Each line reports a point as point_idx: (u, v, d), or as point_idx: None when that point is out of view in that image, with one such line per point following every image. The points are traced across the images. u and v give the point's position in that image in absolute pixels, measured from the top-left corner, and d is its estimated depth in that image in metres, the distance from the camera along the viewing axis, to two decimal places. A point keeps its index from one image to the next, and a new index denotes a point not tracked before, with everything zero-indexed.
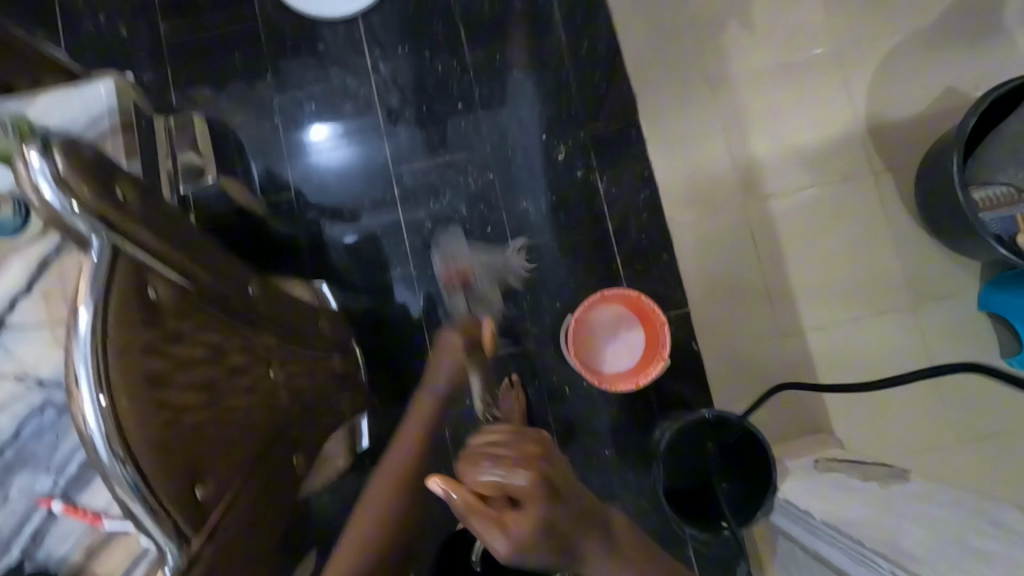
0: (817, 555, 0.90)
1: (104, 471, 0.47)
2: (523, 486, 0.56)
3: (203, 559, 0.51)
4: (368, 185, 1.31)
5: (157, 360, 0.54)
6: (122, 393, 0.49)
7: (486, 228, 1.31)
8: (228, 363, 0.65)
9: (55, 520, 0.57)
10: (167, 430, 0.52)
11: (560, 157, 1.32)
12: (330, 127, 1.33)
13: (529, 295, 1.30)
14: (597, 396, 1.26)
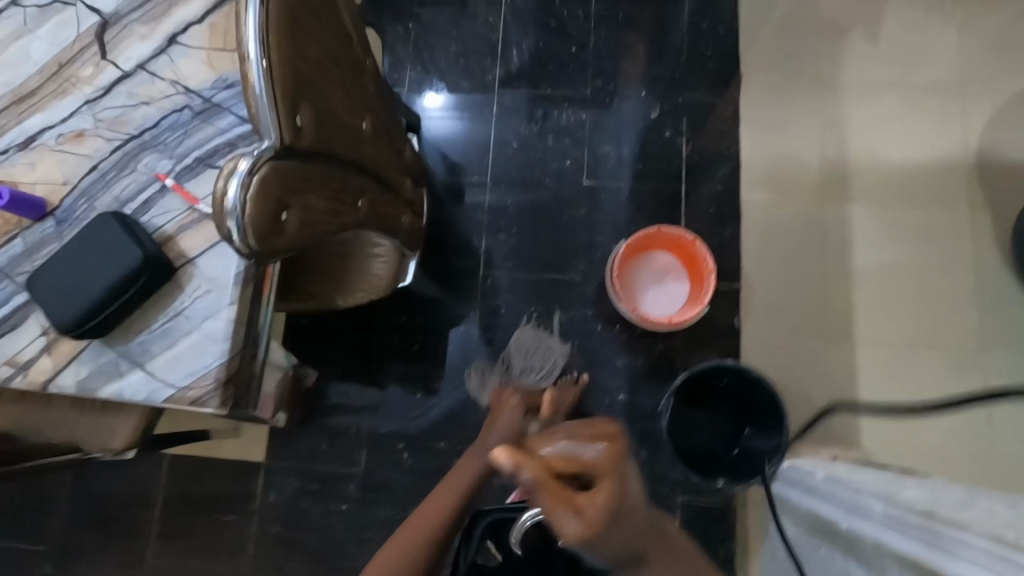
0: (810, 517, 0.87)
1: (245, 59, 0.51)
2: (598, 459, 0.49)
3: (278, 185, 0.53)
4: (466, 154, 1.40)
5: (311, 22, 0.59)
6: (282, 14, 0.54)
7: (565, 161, 1.38)
8: (355, 92, 0.68)
9: (164, 194, 0.68)
10: (302, 76, 0.56)
11: (653, 115, 1.38)
12: (444, 98, 1.43)
13: (587, 231, 1.34)
14: (625, 341, 1.28)
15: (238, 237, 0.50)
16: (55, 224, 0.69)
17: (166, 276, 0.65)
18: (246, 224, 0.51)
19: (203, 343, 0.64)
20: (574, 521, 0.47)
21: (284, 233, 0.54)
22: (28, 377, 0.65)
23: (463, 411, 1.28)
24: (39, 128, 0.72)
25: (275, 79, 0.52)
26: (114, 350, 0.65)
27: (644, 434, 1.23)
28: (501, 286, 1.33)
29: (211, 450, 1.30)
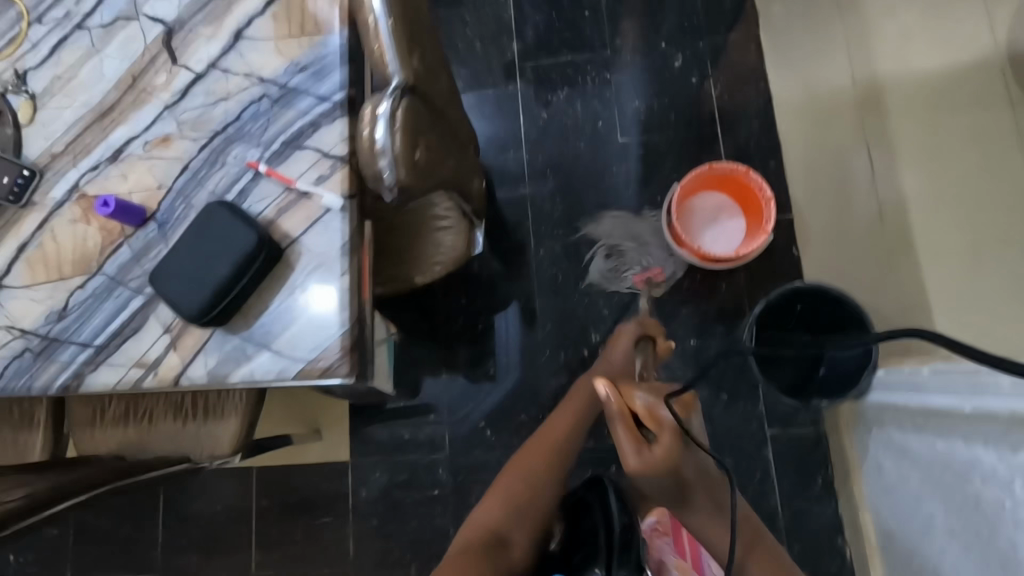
0: (923, 412, 0.88)
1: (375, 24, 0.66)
2: (668, 418, 0.62)
3: (406, 124, 0.65)
4: (493, 141, 1.40)
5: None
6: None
7: (597, 123, 1.39)
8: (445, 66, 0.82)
9: (259, 181, 0.70)
10: (415, 38, 0.70)
11: (676, 64, 1.39)
12: None
13: (631, 188, 1.35)
14: (688, 288, 1.29)
15: (389, 168, 0.63)
16: (157, 227, 0.71)
17: (278, 256, 0.66)
18: (395, 160, 0.64)
19: (323, 315, 0.66)
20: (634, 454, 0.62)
21: (417, 165, 0.66)
22: (160, 375, 0.67)
23: (538, 381, 1.29)
24: (125, 140, 0.74)
25: (393, 40, 0.66)
26: (238, 337, 0.67)
27: (723, 374, 1.24)
28: (553, 255, 1.34)
29: (298, 457, 1.32)
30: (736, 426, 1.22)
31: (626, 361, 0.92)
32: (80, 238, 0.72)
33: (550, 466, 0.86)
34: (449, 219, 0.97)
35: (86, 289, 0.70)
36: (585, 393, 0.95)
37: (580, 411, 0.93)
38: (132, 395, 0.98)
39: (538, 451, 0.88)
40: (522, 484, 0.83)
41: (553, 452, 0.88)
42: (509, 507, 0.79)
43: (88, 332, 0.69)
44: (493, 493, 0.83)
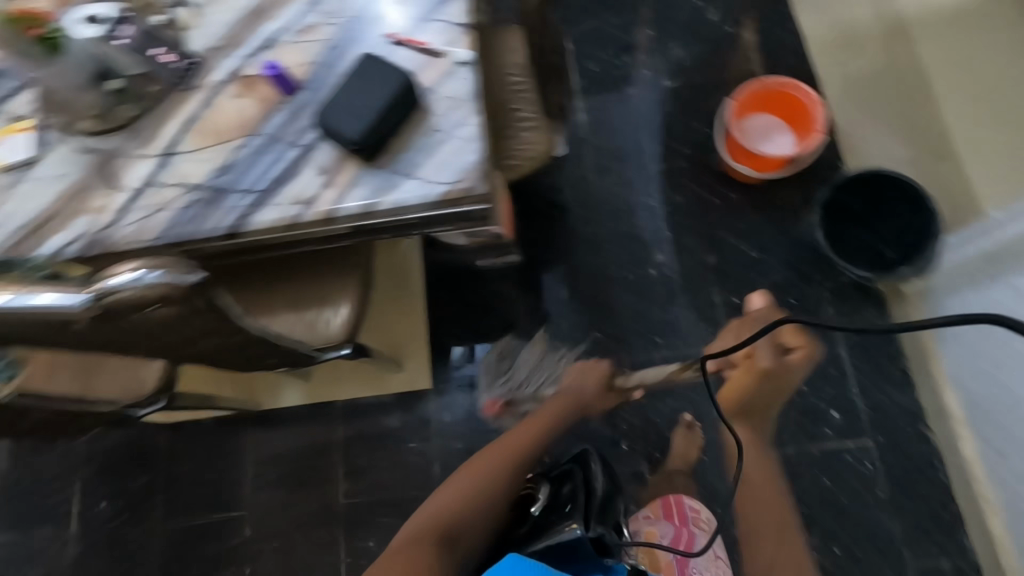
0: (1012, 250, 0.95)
1: None
2: None
3: None
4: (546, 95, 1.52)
5: None
6: None
7: (644, 70, 1.51)
8: None
9: (396, 47, 0.81)
10: None
11: (711, 18, 1.54)
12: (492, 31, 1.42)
13: (680, 123, 1.46)
14: (743, 205, 1.36)
15: None
16: (305, 92, 0.81)
17: (417, 102, 0.77)
18: None
19: (460, 147, 0.75)
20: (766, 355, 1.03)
21: None
22: (318, 209, 0.76)
23: (609, 302, 1.36)
24: (276, 31, 0.86)
25: None
26: (384, 170, 0.76)
27: (787, 281, 1.29)
28: (612, 187, 1.43)
29: (382, 387, 1.37)
30: (806, 325, 1.26)
31: (599, 390, 1.19)
32: (240, 107, 0.83)
33: (523, 445, 1.05)
34: (532, 118, 1.06)
35: (246, 146, 0.81)
36: (568, 399, 1.16)
37: (554, 420, 1.11)
38: (247, 299, 1.03)
39: (505, 452, 1.03)
40: (479, 475, 0.98)
41: (526, 449, 1.04)
42: (471, 502, 0.93)
43: (251, 180, 0.79)
44: (473, 467, 0.99)
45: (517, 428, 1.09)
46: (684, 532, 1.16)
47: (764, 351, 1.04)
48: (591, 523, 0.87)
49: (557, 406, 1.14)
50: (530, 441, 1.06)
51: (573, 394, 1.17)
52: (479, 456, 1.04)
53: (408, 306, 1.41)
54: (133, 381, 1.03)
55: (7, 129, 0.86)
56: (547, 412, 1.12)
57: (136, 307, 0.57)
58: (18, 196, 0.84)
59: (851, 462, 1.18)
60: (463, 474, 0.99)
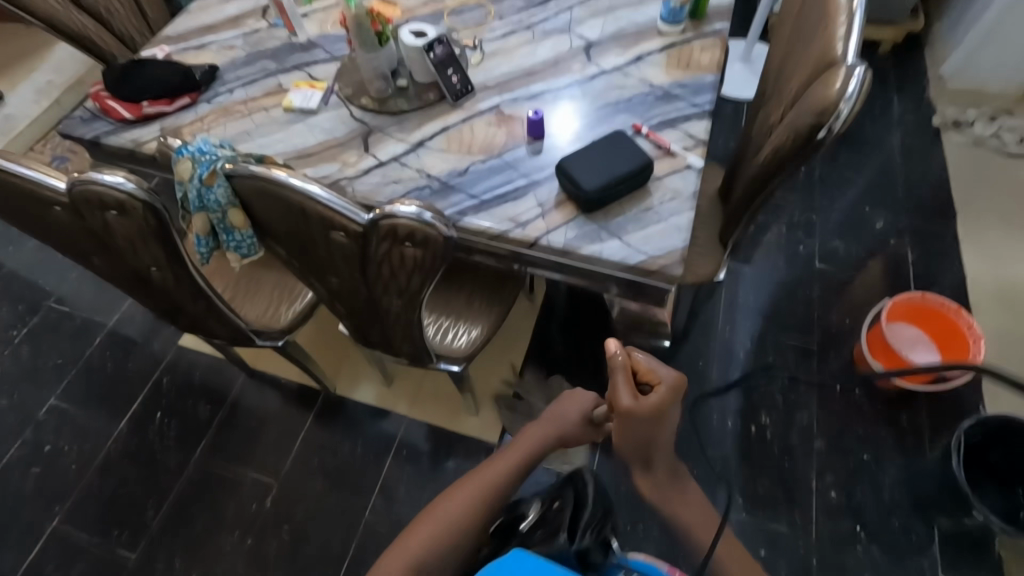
0: None
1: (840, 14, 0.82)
2: (670, 373, 0.76)
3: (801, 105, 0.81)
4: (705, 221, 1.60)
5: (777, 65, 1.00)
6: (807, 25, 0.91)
7: (797, 247, 1.56)
8: (757, 107, 1.05)
9: (638, 137, 0.93)
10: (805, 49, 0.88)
11: (877, 224, 1.57)
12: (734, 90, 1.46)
13: (821, 306, 1.47)
14: (866, 406, 1.31)
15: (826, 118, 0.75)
16: (550, 143, 0.94)
17: (644, 182, 0.87)
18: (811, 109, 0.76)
19: (669, 231, 0.83)
20: (628, 398, 0.74)
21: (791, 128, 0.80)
22: (526, 232, 0.85)
23: (699, 440, 1.30)
24: (541, 90, 1.02)
25: (800, 62, 0.88)
26: (595, 223, 0.84)
27: (894, 502, 1.20)
28: (737, 334, 1.43)
29: (452, 424, 1.38)
30: (901, 557, 1.15)
31: (581, 420, 0.90)
32: (491, 134, 0.97)
33: (529, 462, 0.86)
34: (704, 240, 1.14)
35: (485, 163, 0.93)
36: (557, 425, 0.90)
37: (547, 440, 0.88)
38: None
39: (487, 477, 0.82)
40: (462, 507, 0.77)
41: (502, 479, 0.82)
42: (450, 527, 0.74)
43: (478, 189, 0.90)
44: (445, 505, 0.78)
45: (510, 447, 0.88)
46: None
47: (623, 394, 0.74)
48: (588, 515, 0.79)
49: (541, 431, 0.89)
50: (511, 471, 0.84)
51: (580, 409, 0.91)
52: (470, 475, 0.83)
53: (508, 357, 1.45)
54: (272, 315, 1.11)
55: (308, 84, 1.06)
56: (530, 441, 0.88)
57: (401, 237, 0.64)
58: (290, 132, 1.01)
59: None
60: (453, 487, 0.81)
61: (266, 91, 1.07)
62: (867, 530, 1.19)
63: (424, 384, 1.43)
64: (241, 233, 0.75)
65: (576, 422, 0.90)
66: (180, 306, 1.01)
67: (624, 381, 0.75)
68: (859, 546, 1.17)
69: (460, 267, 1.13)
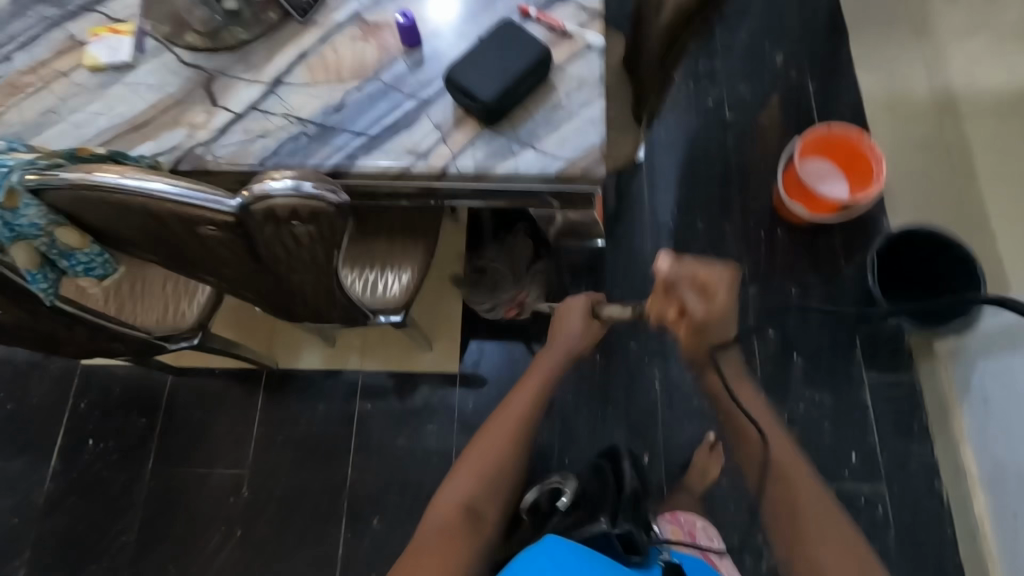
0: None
1: None
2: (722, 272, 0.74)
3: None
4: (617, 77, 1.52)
5: None
6: None
7: (707, 101, 1.52)
8: None
9: (527, 21, 0.81)
10: None
11: (778, 59, 1.55)
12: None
13: (738, 156, 1.47)
14: (790, 244, 1.39)
15: None
16: (430, 48, 0.81)
17: (546, 76, 0.77)
18: None
19: (584, 128, 0.76)
20: (698, 307, 0.74)
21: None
22: (430, 163, 0.75)
23: None
24: None
25: None
26: (503, 136, 0.76)
27: (823, 323, 1.32)
28: (665, 206, 1.44)
29: (409, 366, 1.35)
30: (834, 369, 1.29)
31: (586, 330, 0.91)
32: (358, 51, 0.81)
33: (537, 400, 0.87)
34: (617, 121, 1.07)
35: (362, 90, 0.79)
36: (565, 347, 0.91)
37: (546, 380, 0.89)
38: None
39: (512, 422, 0.85)
40: (496, 455, 0.82)
41: (524, 427, 0.84)
42: (483, 482, 0.79)
43: (363, 124, 0.77)
44: (482, 449, 0.82)
45: (522, 381, 0.90)
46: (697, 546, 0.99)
47: (691, 305, 0.74)
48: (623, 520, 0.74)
49: (559, 352, 0.90)
50: (531, 408, 0.87)
51: (568, 336, 0.91)
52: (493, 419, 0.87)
53: (447, 287, 1.40)
54: (174, 313, 0.98)
55: (109, 30, 0.83)
56: (544, 365, 0.90)
57: (286, 218, 0.54)
58: (109, 99, 0.81)
59: (865, 505, 1.20)
60: (480, 433, 0.85)
61: (56, 49, 0.83)
62: (804, 354, 1.31)
63: (369, 335, 1.37)
64: (85, 252, 0.67)
65: (579, 326, 0.91)
66: (55, 335, 0.88)
67: (682, 297, 0.75)
68: (798, 370, 1.30)
69: (370, 212, 1.03)
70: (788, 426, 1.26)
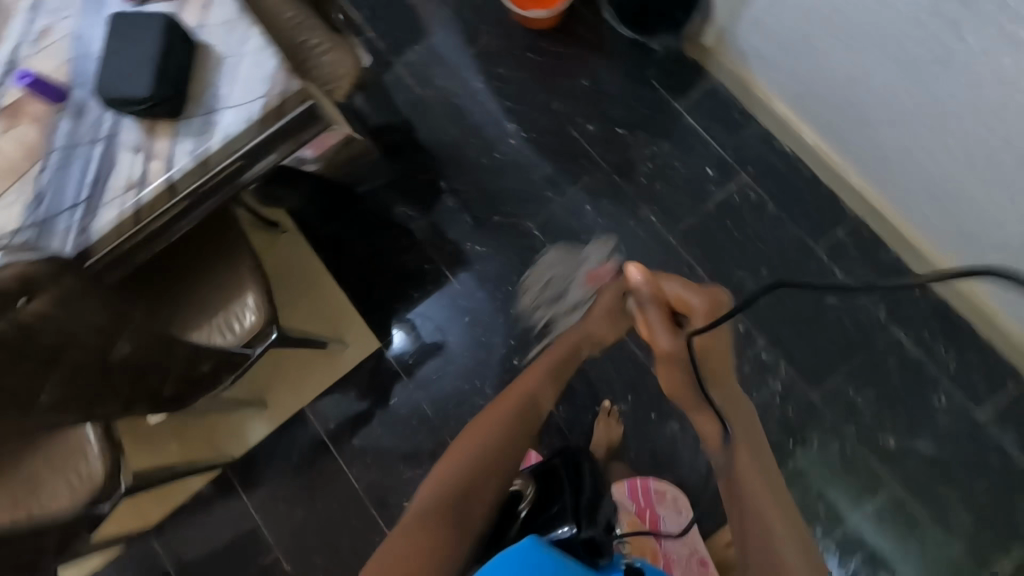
0: None
1: None
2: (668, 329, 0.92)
3: None
4: None
5: None
6: None
7: None
8: None
9: (143, 6, 0.78)
10: None
11: None
12: None
13: (468, 6, 1.50)
14: (553, 46, 1.44)
15: None
16: (79, 89, 0.76)
17: (191, 40, 0.74)
18: None
19: (258, 60, 0.75)
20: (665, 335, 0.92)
21: None
22: (151, 184, 0.73)
23: (493, 186, 1.41)
24: (10, 53, 0.79)
25: None
26: (197, 115, 0.74)
27: (621, 88, 1.40)
28: (443, 90, 1.46)
29: (339, 372, 1.37)
30: (653, 115, 1.39)
31: (608, 318, 1.02)
32: (17, 138, 0.76)
33: (537, 381, 0.97)
34: (323, 42, 1.04)
35: (50, 168, 0.74)
36: (540, 364, 1.00)
37: (552, 368, 1.00)
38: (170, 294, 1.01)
39: (510, 407, 0.92)
40: (484, 440, 0.87)
41: (519, 407, 0.93)
42: (473, 471, 0.83)
43: (71, 195, 0.73)
44: (482, 422, 0.90)
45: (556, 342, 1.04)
46: (648, 510, 1.21)
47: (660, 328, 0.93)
48: (583, 523, 0.89)
49: (553, 355, 1.01)
50: (527, 395, 0.95)
51: (615, 290, 1.01)
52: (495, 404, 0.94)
53: (321, 285, 1.40)
54: (80, 482, 0.96)
55: None
56: (585, 323, 1.02)
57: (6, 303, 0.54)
58: None
59: (741, 198, 1.33)
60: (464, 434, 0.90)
61: None
62: (625, 123, 1.39)
63: (289, 373, 1.36)
64: None
65: (609, 307, 1.01)
66: None
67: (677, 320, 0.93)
68: (629, 138, 1.39)
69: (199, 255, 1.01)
70: (650, 185, 1.36)
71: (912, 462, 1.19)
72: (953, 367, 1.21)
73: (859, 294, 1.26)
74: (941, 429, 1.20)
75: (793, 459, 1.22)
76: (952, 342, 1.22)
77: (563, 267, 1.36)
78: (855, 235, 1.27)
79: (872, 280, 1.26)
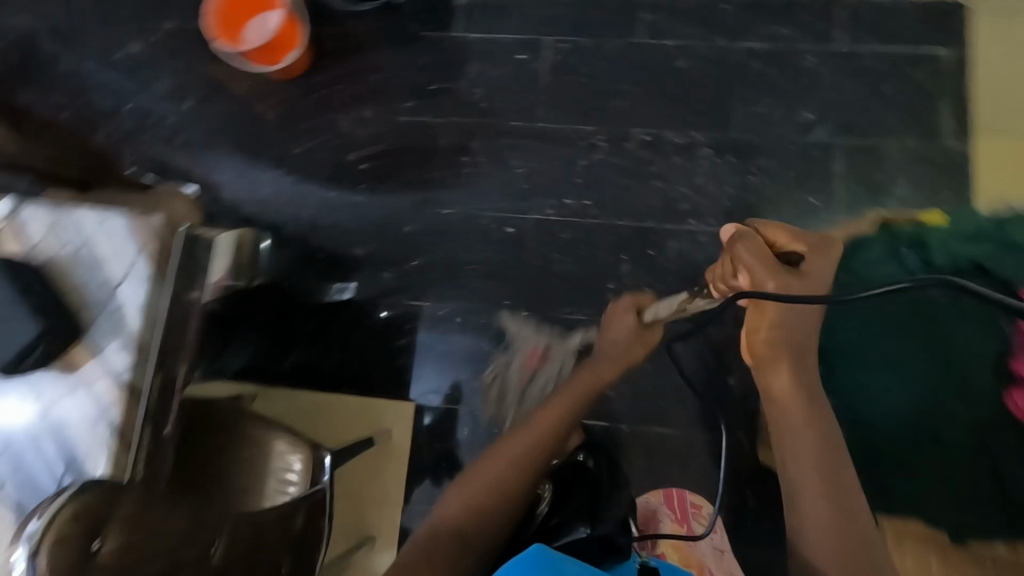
0: None
1: None
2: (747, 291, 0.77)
3: None
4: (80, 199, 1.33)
5: None
6: None
7: (170, 124, 1.49)
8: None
9: None
10: None
11: (135, 49, 1.52)
12: None
13: (233, 104, 1.48)
14: (325, 73, 1.46)
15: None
16: None
17: (39, 265, 0.73)
18: None
19: (104, 231, 0.74)
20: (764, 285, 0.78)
21: None
22: (110, 395, 0.71)
23: (381, 209, 1.40)
24: None
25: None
26: (99, 313, 0.73)
27: (404, 58, 1.45)
28: (277, 180, 1.45)
29: (401, 451, 1.32)
30: (444, 56, 1.44)
31: (631, 334, 0.94)
32: None
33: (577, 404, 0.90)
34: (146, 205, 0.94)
35: (9, 469, 0.72)
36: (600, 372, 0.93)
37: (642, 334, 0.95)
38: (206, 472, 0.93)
39: (543, 434, 0.86)
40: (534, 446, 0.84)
41: (555, 433, 0.86)
42: (481, 500, 0.79)
43: (50, 467, 0.71)
44: (509, 444, 0.85)
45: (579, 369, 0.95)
46: None
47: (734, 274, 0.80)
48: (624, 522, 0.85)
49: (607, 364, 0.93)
50: (557, 419, 0.88)
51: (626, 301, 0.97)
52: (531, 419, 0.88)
53: (323, 403, 1.35)
54: None
55: None
56: (614, 351, 0.94)
57: (81, 554, 0.61)
58: None
59: (559, 54, 1.41)
60: (468, 476, 0.83)
61: None
62: (430, 79, 1.44)
63: (364, 491, 1.30)
64: None
65: (623, 333, 0.95)
66: None
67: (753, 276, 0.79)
68: (443, 86, 1.43)
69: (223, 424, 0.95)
70: (491, 103, 1.41)
71: (834, 116, 1.32)
72: (796, 33, 1.35)
73: (695, 45, 1.38)
74: (828, 78, 1.34)
75: (763, 188, 1.32)
76: (779, 18, 1.36)
77: (490, 216, 1.38)
78: (653, 9, 1.40)
79: (693, 28, 1.38)
